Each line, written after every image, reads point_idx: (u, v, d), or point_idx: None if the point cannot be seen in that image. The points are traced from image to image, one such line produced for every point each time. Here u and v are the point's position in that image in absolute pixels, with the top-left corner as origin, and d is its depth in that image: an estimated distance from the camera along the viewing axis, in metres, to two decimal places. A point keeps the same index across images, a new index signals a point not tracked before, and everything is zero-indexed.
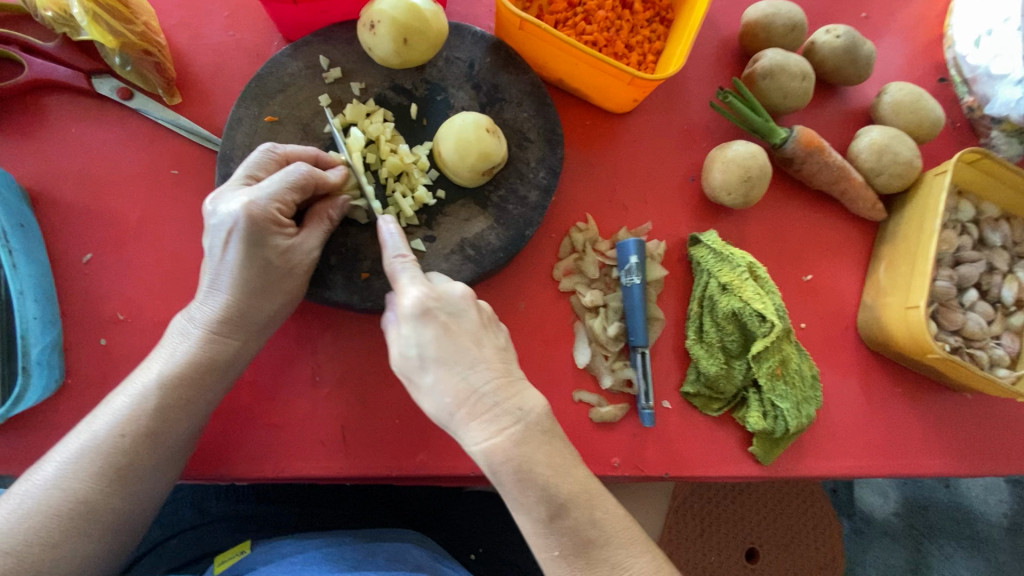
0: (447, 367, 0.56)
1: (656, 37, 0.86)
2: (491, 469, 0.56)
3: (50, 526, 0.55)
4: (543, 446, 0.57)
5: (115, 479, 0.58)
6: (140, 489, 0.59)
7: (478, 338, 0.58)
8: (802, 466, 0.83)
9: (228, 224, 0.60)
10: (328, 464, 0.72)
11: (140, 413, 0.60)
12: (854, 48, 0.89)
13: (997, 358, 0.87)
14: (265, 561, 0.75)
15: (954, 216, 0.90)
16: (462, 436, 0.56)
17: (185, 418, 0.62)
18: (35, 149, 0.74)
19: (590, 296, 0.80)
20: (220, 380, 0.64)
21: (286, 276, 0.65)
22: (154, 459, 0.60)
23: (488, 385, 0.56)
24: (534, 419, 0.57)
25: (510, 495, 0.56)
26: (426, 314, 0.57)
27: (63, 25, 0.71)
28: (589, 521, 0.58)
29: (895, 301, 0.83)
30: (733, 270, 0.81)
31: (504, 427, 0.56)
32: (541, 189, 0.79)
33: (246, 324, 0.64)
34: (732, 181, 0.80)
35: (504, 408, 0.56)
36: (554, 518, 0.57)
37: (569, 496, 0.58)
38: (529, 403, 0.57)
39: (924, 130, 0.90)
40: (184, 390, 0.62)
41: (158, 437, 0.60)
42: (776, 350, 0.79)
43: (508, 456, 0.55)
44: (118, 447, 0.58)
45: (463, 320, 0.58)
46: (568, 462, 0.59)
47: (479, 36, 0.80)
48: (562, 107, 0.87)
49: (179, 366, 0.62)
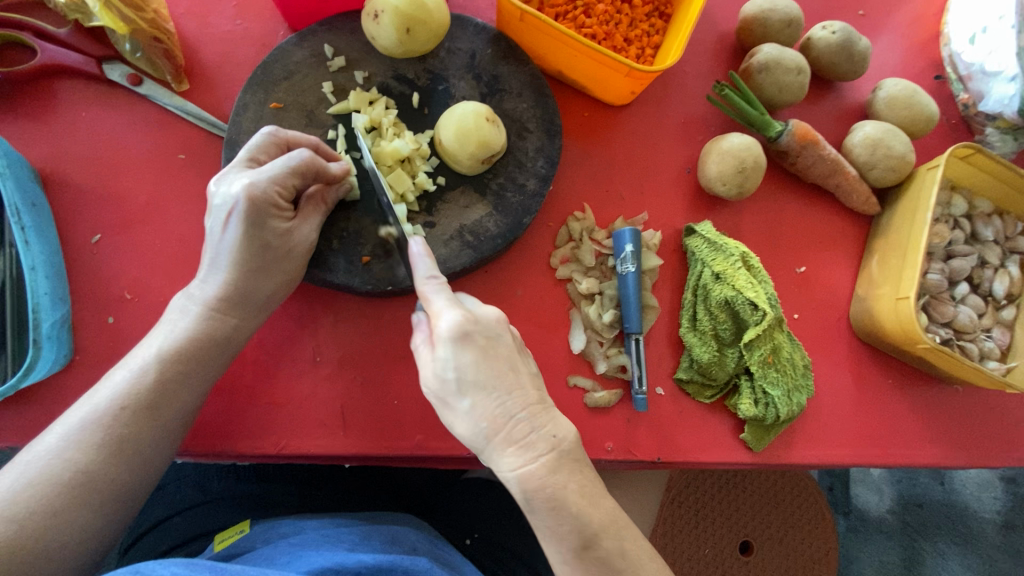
0: (484, 393, 0.55)
1: (654, 31, 0.88)
2: (524, 495, 0.56)
3: (52, 494, 0.56)
4: (576, 475, 0.57)
5: (115, 449, 0.59)
6: (140, 461, 0.61)
7: (513, 364, 0.58)
8: (793, 453, 0.84)
9: (230, 204, 0.62)
10: (327, 443, 0.74)
11: (140, 387, 0.62)
12: (850, 44, 0.90)
13: (988, 351, 0.88)
14: (264, 538, 0.76)
15: (946, 211, 0.92)
16: (496, 462, 0.56)
17: (184, 392, 0.64)
18: (46, 132, 0.76)
19: (586, 283, 0.82)
20: (218, 357, 0.66)
21: (285, 258, 0.67)
22: (154, 430, 0.62)
23: (524, 412, 0.56)
24: (567, 447, 0.57)
25: (541, 522, 0.56)
26: (464, 337, 0.56)
27: (75, 11, 0.73)
28: (620, 553, 0.58)
29: (886, 293, 0.85)
30: (726, 259, 0.82)
31: (539, 456, 0.55)
32: (539, 177, 0.80)
33: (246, 304, 0.66)
34: (727, 173, 0.82)
35: (541, 437, 0.56)
36: (586, 549, 0.57)
37: (601, 526, 0.57)
38: (562, 431, 0.57)
39: (919, 125, 0.91)
40: (183, 365, 0.64)
41: (158, 411, 0.62)
42: (767, 339, 0.80)
43: (541, 485, 0.55)
44: (119, 419, 0.60)
45: (499, 343, 0.58)
46: (599, 491, 0.58)
47: (480, 27, 0.82)
48: (561, 99, 0.89)
49: (180, 341, 0.64)
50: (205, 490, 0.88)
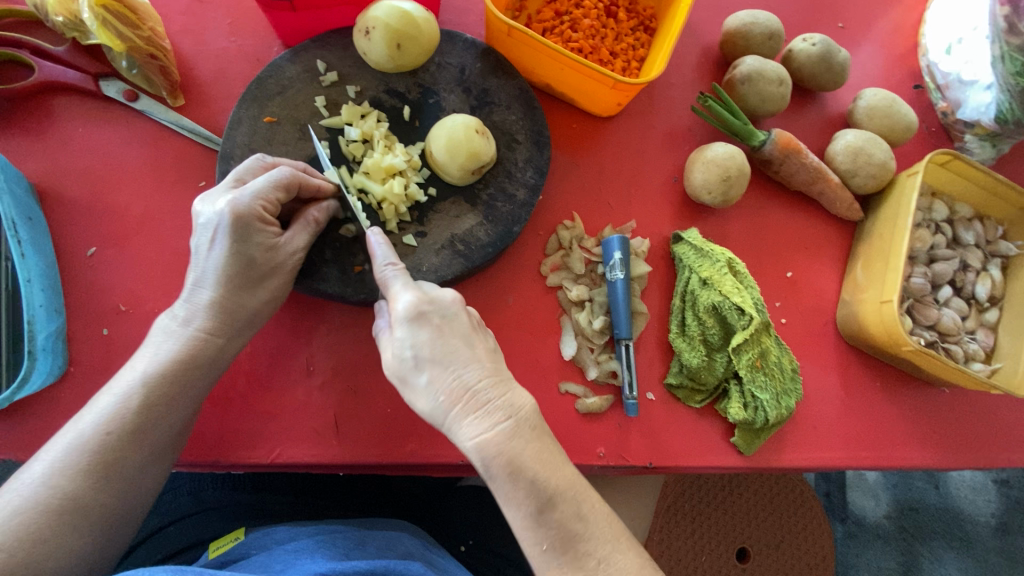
0: (441, 366, 0.57)
1: (639, 45, 0.91)
2: (482, 463, 0.55)
3: (39, 519, 0.56)
4: (533, 442, 0.57)
5: (103, 472, 0.60)
6: (127, 484, 0.61)
7: (469, 339, 0.60)
8: (783, 456, 0.85)
9: (211, 220, 0.63)
10: (321, 451, 0.74)
11: (125, 411, 0.61)
12: (829, 55, 0.93)
13: (972, 353, 0.89)
14: (259, 546, 0.76)
15: (927, 216, 0.94)
16: (455, 433, 0.57)
17: (171, 412, 0.64)
18: (41, 147, 0.77)
19: (576, 291, 0.83)
20: (207, 376, 0.67)
21: (271, 273, 0.68)
22: (139, 452, 0.62)
23: (480, 382, 0.57)
24: (524, 416, 0.57)
25: (499, 488, 0.55)
26: (420, 316, 0.58)
27: (73, 29, 0.75)
28: (576, 516, 0.57)
29: (870, 297, 0.86)
30: (713, 265, 0.84)
31: (496, 423, 0.56)
32: (528, 188, 0.82)
33: (234, 322, 0.67)
34: (712, 181, 0.84)
35: (497, 405, 0.56)
36: (543, 512, 0.56)
37: (557, 489, 0.56)
38: (519, 401, 0.58)
39: (899, 133, 0.94)
40: (169, 388, 0.64)
41: (144, 435, 0.62)
42: (755, 343, 0.82)
43: (499, 451, 0.55)
44: (106, 442, 0.60)
45: (455, 321, 0.60)
46: (557, 457, 0.58)
47: (469, 43, 0.84)
48: (550, 111, 0.91)
49: (165, 362, 0.64)
50: (199, 499, 0.88)
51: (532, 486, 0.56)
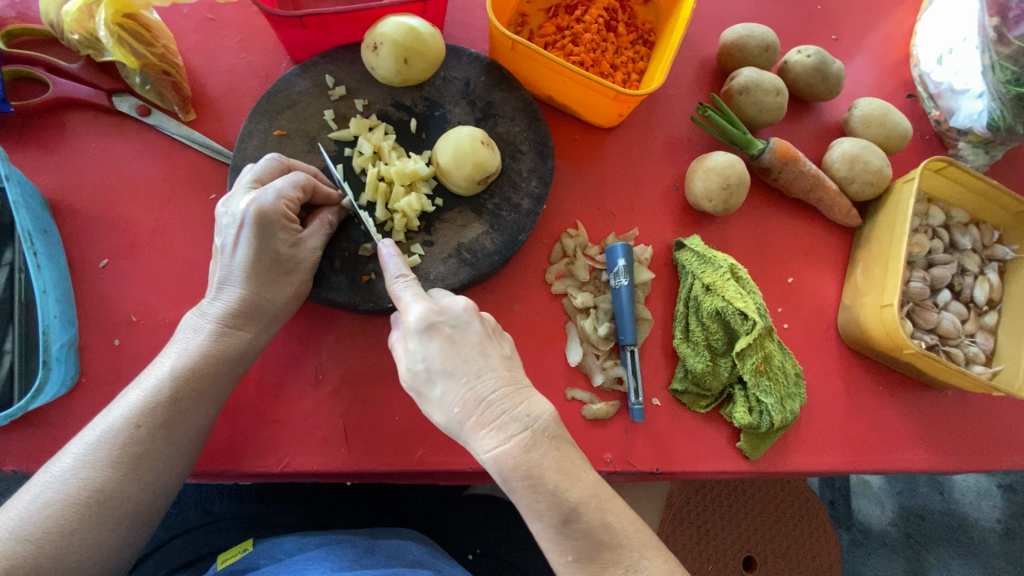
0: (454, 378, 0.57)
1: (639, 58, 0.93)
2: (501, 476, 0.56)
3: (71, 513, 0.56)
4: (553, 452, 0.57)
5: (131, 467, 0.60)
6: (153, 479, 0.61)
7: (482, 349, 0.60)
8: (788, 460, 0.86)
9: (239, 216, 0.65)
10: (330, 460, 0.75)
11: (155, 404, 0.62)
12: (824, 66, 0.95)
13: (972, 355, 0.91)
14: (269, 555, 0.77)
15: (924, 222, 0.96)
16: (473, 445, 0.57)
17: (199, 409, 0.64)
18: (55, 161, 0.78)
19: (581, 298, 0.84)
20: (233, 374, 0.67)
21: (294, 271, 0.69)
22: (167, 447, 0.62)
23: (495, 393, 0.57)
24: (541, 425, 0.57)
25: (520, 500, 0.56)
26: (431, 328, 0.59)
27: (88, 48, 0.76)
28: (601, 526, 0.57)
29: (871, 301, 0.87)
30: (715, 271, 0.85)
31: (512, 434, 0.56)
32: (533, 197, 0.83)
33: (259, 317, 0.67)
34: (713, 189, 0.86)
35: (513, 417, 0.56)
36: (566, 522, 0.57)
37: (579, 500, 0.57)
38: (536, 409, 0.58)
39: (894, 141, 0.96)
40: (197, 381, 0.64)
41: (172, 430, 0.62)
42: (759, 347, 0.82)
43: (516, 464, 0.56)
44: (134, 435, 0.60)
45: (466, 331, 0.60)
46: (577, 465, 0.58)
47: (474, 57, 0.86)
48: (552, 122, 0.93)
49: (192, 358, 0.64)
50: (207, 512, 0.88)
51: (553, 497, 0.56)
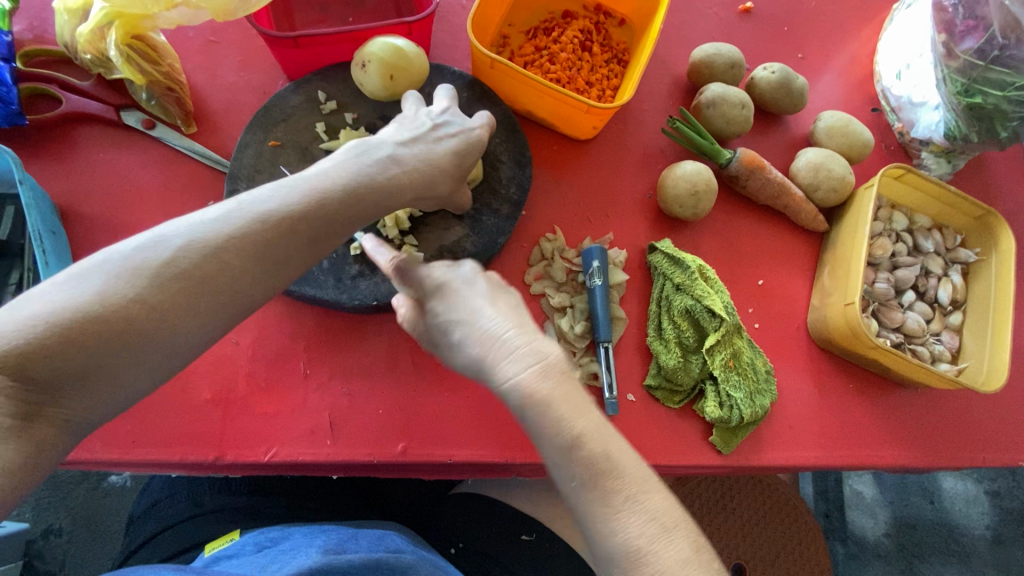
0: (464, 317, 0.57)
1: (613, 75, 1.00)
2: (514, 407, 0.53)
3: (91, 325, 0.48)
4: (564, 385, 0.54)
5: (183, 304, 0.52)
6: (119, 376, 0.50)
7: (490, 296, 0.57)
8: (761, 455, 0.88)
9: (419, 131, 0.74)
10: (316, 450, 0.78)
11: (149, 287, 0.50)
12: (788, 82, 1.01)
13: (938, 353, 0.94)
14: (254, 542, 0.79)
15: (888, 226, 1.00)
16: (489, 381, 0.54)
17: (197, 315, 0.53)
18: (65, 170, 0.84)
19: (558, 298, 0.89)
20: (337, 231, 0.61)
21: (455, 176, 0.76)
22: (214, 298, 0.53)
23: (504, 328, 0.55)
24: (551, 360, 0.54)
25: (533, 431, 0.53)
26: (444, 284, 0.58)
27: (100, 66, 0.83)
28: (607, 458, 0.54)
29: (836, 300, 0.91)
30: (684, 272, 0.90)
31: (525, 364, 0.53)
32: (512, 203, 0.89)
33: (349, 203, 0.62)
34: (682, 196, 0.91)
35: (522, 349, 0.54)
36: (576, 455, 0.53)
37: (587, 431, 0.53)
38: (548, 346, 0.55)
39: (856, 150, 1.01)
40: (200, 278, 0.52)
41: (154, 331, 0.51)
42: (727, 344, 0.87)
43: (528, 391, 0.52)
44: (200, 266, 0.52)
45: (475, 283, 0.59)
46: (579, 395, 0.54)
47: (457, 74, 0.93)
48: (532, 134, 0.99)
49: (313, 198, 0.59)
50: (196, 504, 0.90)
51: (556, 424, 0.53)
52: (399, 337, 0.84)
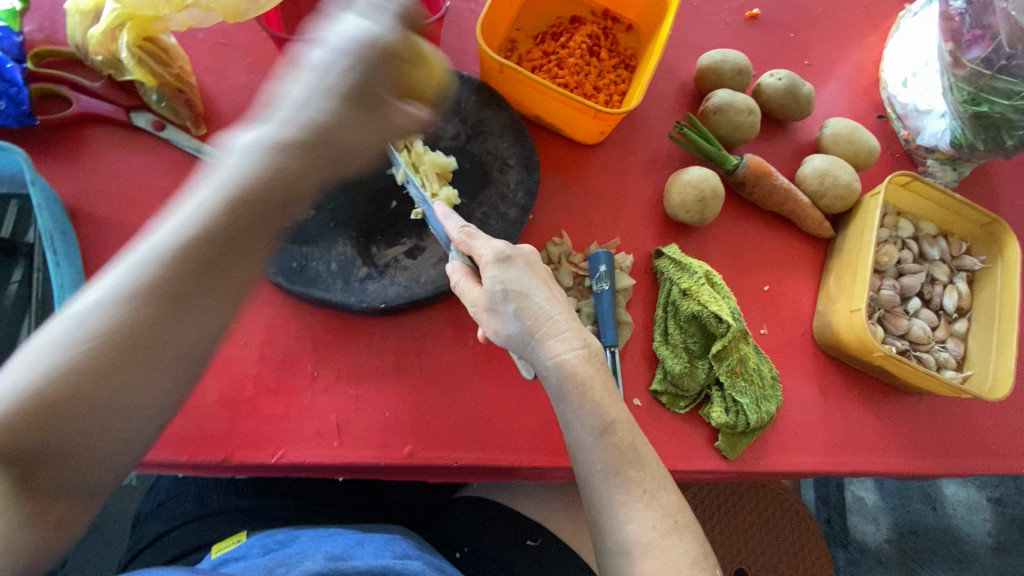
0: (526, 297, 0.65)
1: (620, 81, 1.00)
2: (560, 382, 0.64)
3: (77, 363, 0.49)
4: (601, 374, 0.66)
5: (155, 310, 0.52)
6: (124, 392, 0.51)
7: (545, 283, 0.69)
8: (767, 461, 0.88)
9: (310, 91, 0.62)
10: (323, 453, 0.78)
11: (115, 310, 0.51)
12: (795, 88, 1.01)
13: (943, 360, 0.94)
14: (261, 544, 0.79)
15: (894, 233, 1.00)
16: (537, 355, 0.65)
17: (174, 316, 0.53)
18: (74, 171, 0.84)
19: (564, 302, 0.89)
20: (273, 216, 0.59)
21: (377, 120, 0.65)
22: (187, 303, 0.54)
23: (559, 315, 0.66)
24: (596, 349, 0.66)
25: (571, 405, 0.64)
26: (510, 259, 0.67)
27: (109, 67, 0.83)
28: (630, 446, 0.65)
29: (842, 307, 0.92)
30: (692, 277, 0.90)
31: (575, 349, 0.65)
32: (520, 207, 0.89)
33: (279, 194, 0.59)
34: (689, 202, 0.91)
35: (576, 336, 0.65)
36: (605, 434, 0.65)
37: (617, 418, 0.66)
38: (593, 336, 0.67)
39: (863, 157, 1.01)
40: (166, 290, 0.53)
41: (148, 346, 0.52)
42: (733, 350, 0.87)
43: (576, 372, 0.64)
44: (158, 277, 0.52)
45: (533, 268, 0.69)
46: (615, 393, 0.67)
47: (465, 79, 0.93)
48: (539, 139, 0.99)
49: (229, 200, 0.56)
50: (204, 504, 0.91)
51: (595, 410, 0.65)
52: (407, 340, 0.84)
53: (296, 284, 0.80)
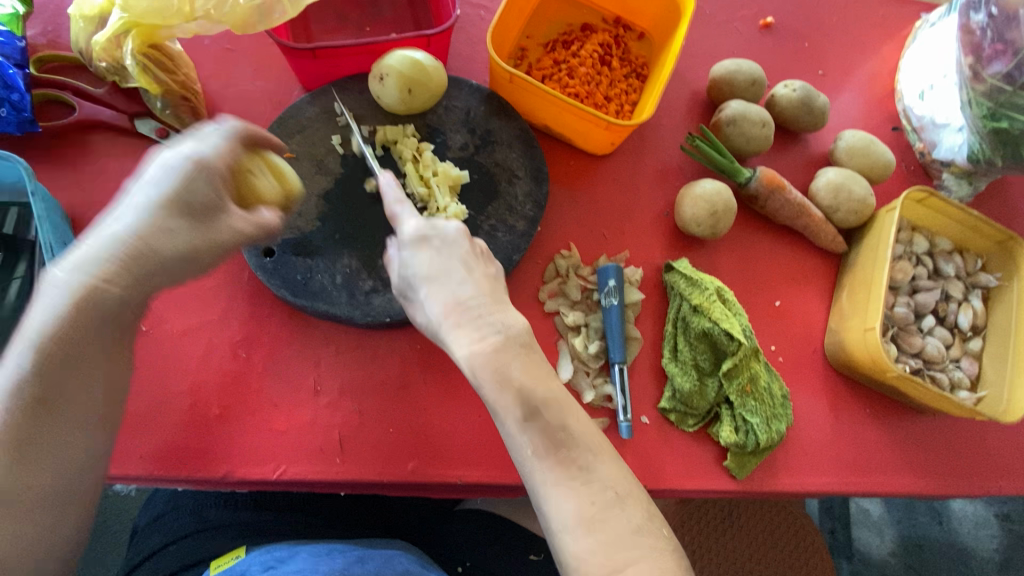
0: (436, 282, 0.63)
1: (631, 90, 0.98)
2: (471, 370, 0.60)
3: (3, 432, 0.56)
4: (521, 355, 0.61)
5: (64, 377, 0.59)
6: (62, 451, 0.59)
7: (467, 263, 0.64)
8: (776, 481, 0.87)
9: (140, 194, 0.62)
10: (325, 470, 0.77)
11: (30, 375, 0.57)
12: (809, 100, 1.00)
13: (957, 380, 0.92)
14: (260, 561, 0.78)
15: (908, 249, 0.99)
16: (449, 343, 0.62)
17: (81, 381, 0.60)
18: (77, 179, 0.83)
19: (572, 316, 0.87)
20: (128, 311, 0.62)
21: (207, 231, 0.64)
22: (84, 375, 0.60)
23: (474, 297, 0.62)
24: (513, 331, 0.62)
25: (487, 391, 0.60)
26: (422, 240, 0.65)
27: (114, 74, 0.81)
28: (560, 425, 0.61)
29: (855, 324, 0.90)
30: (702, 293, 0.88)
31: (486, 334, 0.61)
32: (528, 220, 0.87)
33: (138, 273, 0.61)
34: (701, 215, 0.89)
35: (488, 320, 0.62)
36: (529, 419, 0.60)
37: (543, 398, 0.61)
38: (511, 319, 0.63)
39: (877, 171, 1.00)
40: (65, 357, 0.58)
41: (60, 406, 0.59)
42: (744, 368, 0.86)
43: (488, 359, 0.60)
44: (63, 351, 0.58)
45: (454, 247, 0.65)
46: (544, 371, 0.63)
47: (474, 88, 0.92)
48: (548, 148, 0.98)
49: (82, 297, 0.58)
50: (203, 518, 0.90)
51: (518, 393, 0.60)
52: (411, 354, 0.83)
53: (301, 297, 0.79)
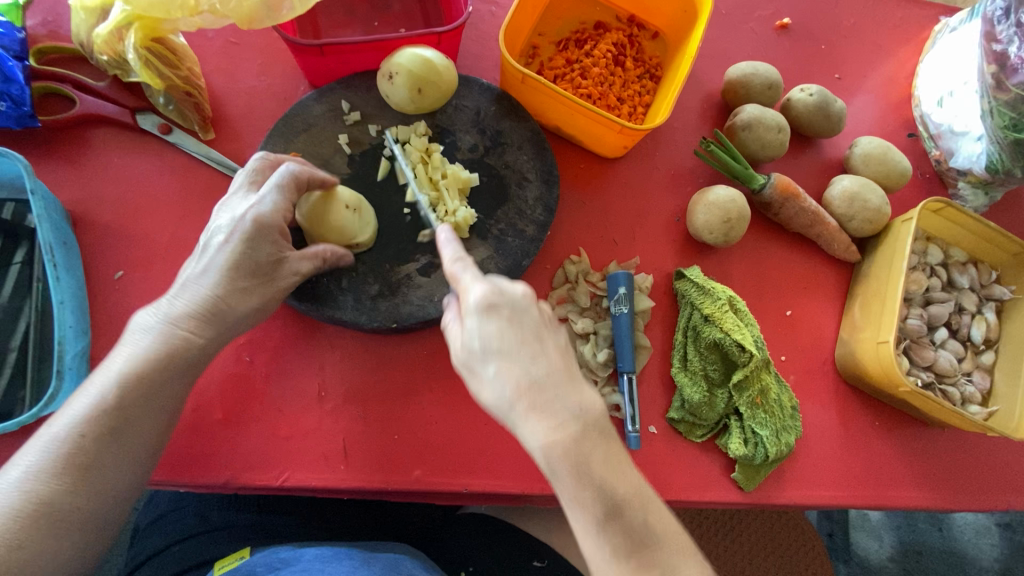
0: (508, 359, 0.54)
1: (645, 92, 0.96)
2: (549, 465, 0.53)
3: (60, 467, 0.56)
4: (601, 446, 0.55)
5: (128, 419, 0.60)
6: (103, 482, 0.59)
7: (539, 336, 0.56)
8: (784, 493, 0.86)
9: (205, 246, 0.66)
10: (329, 476, 0.76)
11: (101, 414, 0.59)
12: (826, 105, 0.97)
13: (968, 395, 0.91)
14: (265, 563, 0.77)
15: (922, 259, 0.97)
16: (520, 430, 0.54)
17: (147, 422, 0.62)
18: (77, 175, 0.81)
19: (581, 323, 0.86)
20: (204, 353, 0.65)
21: (273, 281, 0.68)
22: (150, 416, 0.62)
23: (551, 379, 0.54)
24: (592, 419, 0.55)
25: (565, 487, 0.54)
26: (491, 308, 0.56)
27: (116, 68, 0.80)
28: (642, 523, 0.55)
29: (868, 336, 0.89)
30: (714, 302, 0.87)
31: (563, 425, 0.53)
32: (538, 224, 0.85)
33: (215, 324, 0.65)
34: (714, 222, 0.87)
35: (568, 407, 0.54)
36: (610, 518, 0.54)
37: (625, 496, 0.55)
38: (589, 403, 0.55)
39: (893, 179, 0.98)
40: (139, 398, 0.60)
41: (122, 436, 0.60)
42: (755, 380, 0.84)
43: (566, 454, 0.53)
44: (135, 392, 0.60)
45: (524, 316, 0.56)
46: (624, 462, 0.56)
47: (485, 87, 0.89)
48: (559, 150, 0.96)
49: (165, 343, 0.62)
50: (206, 519, 0.89)
51: (598, 491, 0.54)
52: (418, 360, 0.82)
53: (306, 301, 0.77)
